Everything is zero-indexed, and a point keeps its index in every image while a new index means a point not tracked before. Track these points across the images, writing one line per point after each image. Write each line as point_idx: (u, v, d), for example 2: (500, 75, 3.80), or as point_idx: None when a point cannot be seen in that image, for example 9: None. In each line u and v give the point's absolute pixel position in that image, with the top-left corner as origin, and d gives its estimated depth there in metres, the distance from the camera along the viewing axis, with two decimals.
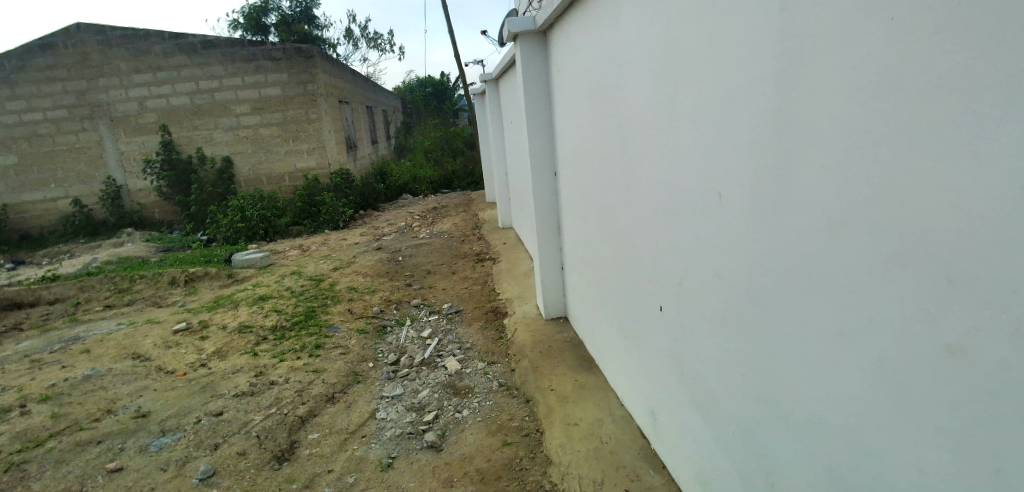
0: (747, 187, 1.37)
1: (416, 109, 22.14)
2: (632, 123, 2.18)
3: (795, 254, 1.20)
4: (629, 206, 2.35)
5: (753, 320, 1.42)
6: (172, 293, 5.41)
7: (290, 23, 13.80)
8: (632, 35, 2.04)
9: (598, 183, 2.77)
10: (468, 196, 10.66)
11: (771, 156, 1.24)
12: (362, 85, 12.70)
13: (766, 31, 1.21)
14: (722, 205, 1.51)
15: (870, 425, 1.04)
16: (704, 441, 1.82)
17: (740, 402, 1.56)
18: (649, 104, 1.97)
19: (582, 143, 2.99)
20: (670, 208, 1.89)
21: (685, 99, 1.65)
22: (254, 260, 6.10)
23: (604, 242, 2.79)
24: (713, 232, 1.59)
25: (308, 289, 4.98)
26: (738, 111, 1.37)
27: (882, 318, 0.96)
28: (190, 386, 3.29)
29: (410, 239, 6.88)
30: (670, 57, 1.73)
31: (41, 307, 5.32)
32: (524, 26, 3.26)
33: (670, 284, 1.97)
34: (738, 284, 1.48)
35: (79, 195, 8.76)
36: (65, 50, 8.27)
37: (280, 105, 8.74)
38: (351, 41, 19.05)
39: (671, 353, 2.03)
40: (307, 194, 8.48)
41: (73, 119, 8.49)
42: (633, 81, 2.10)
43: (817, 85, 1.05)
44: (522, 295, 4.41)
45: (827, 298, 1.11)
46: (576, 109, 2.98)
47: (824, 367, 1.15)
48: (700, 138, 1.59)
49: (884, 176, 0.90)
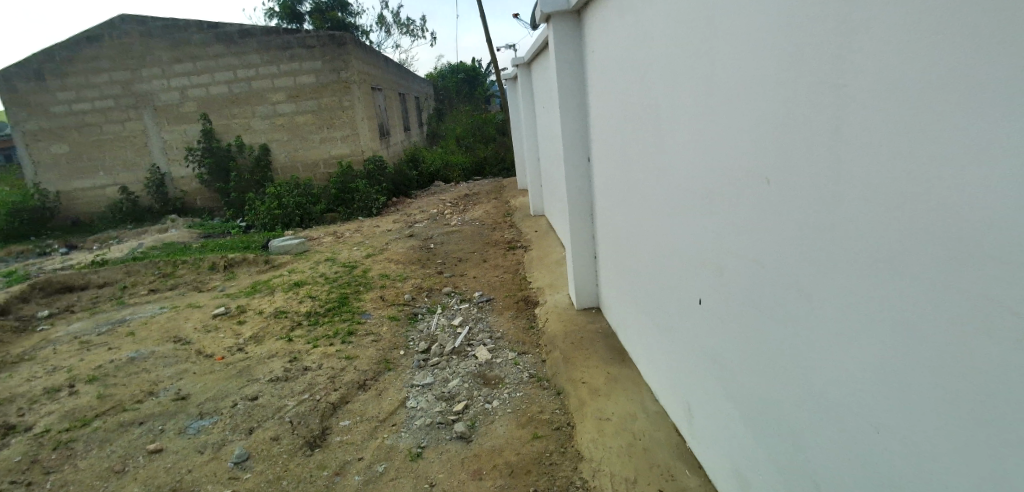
0: (750, 185, 1.42)
1: (449, 96, 22.16)
2: (650, 123, 2.24)
3: (799, 255, 1.22)
4: (649, 206, 2.40)
5: (757, 319, 1.48)
6: (212, 278, 5.57)
7: (323, 10, 13.96)
8: (649, 36, 2.11)
9: (623, 177, 2.77)
10: (500, 182, 10.58)
11: (771, 154, 1.28)
12: (395, 71, 12.73)
13: (785, 27, 1.16)
14: (730, 200, 1.54)
15: (881, 432, 1.00)
16: (726, 444, 1.81)
17: (749, 398, 1.59)
18: (663, 103, 2.03)
19: (609, 136, 2.98)
20: (686, 208, 1.93)
21: (694, 102, 1.72)
22: (289, 246, 6.21)
23: (631, 238, 2.75)
24: (719, 232, 1.65)
25: (342, 275, 5.03)
26: (740, 115, 1.42)
27: (882, 319, 0.95)
28: (227, 370, 3.37)
29: (442, 226, 6.87)
30: (680, 60, 1.80)
31: (91, 290, 5.57)
32: (557, 6, 3.16)
33: (683, 281, 2.03)
34: (744, 282, 1.53)
35: (126, 183, 9.12)
36: (110, 42, 8.55)
37: (315, 93, 8.83)
38: (384, 27, 19.14)
39: (689, 349, 2.05)
40: (341, 181, 8.59)
41: (119, 109, 8.80)
42: (650, 81, 2.18)
43: (826, 85, 1.03)
44: (554, 283, 4.32)
45: (821, 298, 1.15)
46: (603, 106, 2.98)
47: (824, 364, 1.17)
48: (701, 137, 1.69)
49: (887, 177, 0.89)
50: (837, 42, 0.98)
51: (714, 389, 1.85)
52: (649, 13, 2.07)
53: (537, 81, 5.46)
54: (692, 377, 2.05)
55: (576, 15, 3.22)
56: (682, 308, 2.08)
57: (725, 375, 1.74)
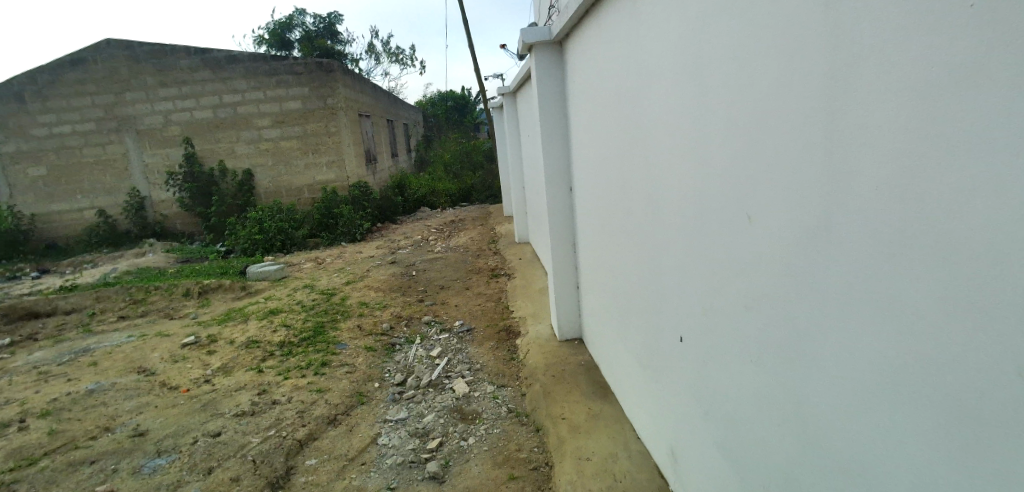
0: (743, 187, 1.36)
1: (437, 123, 22.36)
2: (638, 129, 2.20)
3: (789, 256, 1.18)
4: (635, 215, 2.36)
5: (745, 321, 1.44)
6: (185, 305, 5.41)
7: (312, 37, 14.10)
8: (639, 41, 2.07)
9: (609, 194, 2.75)
10: (486, 209, 10.57)
11: (766, 155, 1.23)
12: (383, 98, 12.82)
13: (782, 42, 1.13)
14: (723, 204, 1.48)
15: (873, 441, 0.97)
16: (708, 457, 1.75)
17: (734, 407, 1.54)
18: (653, 112, 2.01)
19: (594, 155, 2.95)
20: (673, 217, 1.89)
21: (686, 106, 1.67)
22: (268, 273, 6.07)
23: (618, 259, 2.70)
24: (707, 239, 1.60)
25: (318, 303, 4.89)
26: (735, 117, 1.38)
27: (873, 324, 0.93)
28: (190, 404, 3.20)
29: (425, 253, 6.79)
30: (672, 63, 1.76)
31: (57, 317, 5.37)
32: (539, 36, 3.16)
33: (674, 295, 1.96)
34: (733, 289, 1.48)
35: (104, 206, 8.94)
36: (94, 65, 8.48)
37: (301, 118, 8.82)
38: (373, 54, 19.40)
39: (675, 360, 2.00)
40: (326, 207, 8.51)
41: (101, 132, 8.68)
42: (640, 88, 2.13)
43: (819, 93, 1.02)
44: (537, 313, 4.24)
45: (815, 301, 1.10)
46: (588, 126, 2.96)
47: (815, 368, 1.13)
48: (694, 142, 1.64)
49: (881, 178, 0.87)
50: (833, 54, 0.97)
51: (702, 407, 1.76)
52: (639, 18, 2.03)
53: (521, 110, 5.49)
54: (680, 394, 1.96)
55: (559, 44, 3.23)
56: (672, 322, 2.00)
57: (715, 391, 1.65)
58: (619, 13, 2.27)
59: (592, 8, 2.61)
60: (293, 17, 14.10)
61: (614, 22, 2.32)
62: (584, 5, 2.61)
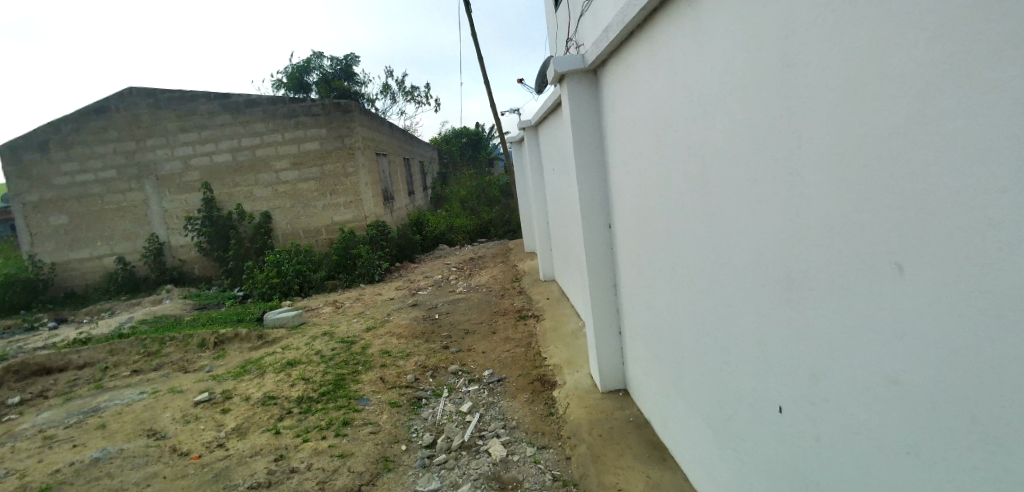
0: (783, 194, 1.38)
1: (453, 159, 22.46)
2: (675, 151, 2.12)
3: (814, 255, 1.27)
4: (659, 232, 2.43)
5: (783, 324, 1.47)
6: (200, 357, 5.18)
7: (329, 80, 14.44)
8: (692, 59, 1.87)
9: (636, 216, 2.75)
10: (506, 245, 10.32)
11: (816, 159, 1.22)
12: (400, 137, 12.89)
13: (820, 48, 1.16)
14: (766, 213, 1.48)
15: (899, 430, 1.07)
16: (733, 455, 1.89)
17: (763, 413, 1.64)
18: (714, 136, 1.75)
19: (622, 182, 2.87)
20: (746, 246, 1.63)
21: (761, 119, 1.45)
22: (286, 319, 5.86)
23: (656, 289, 2.59)
24: (745, 251, 1.64)
25: (338, 353, 4.61)
26: (779, 130, 1.36)
27: (896, 325, 1.03)
28: (202, 473, 2.92)
29: (447, 294, 6.54)
30: (715, 78, 1.70)
31: (70, 371, 5.18)
32: (571, 65, 2.98)
33: (712, 308, 1.95)
34: (768, 296, 1.53)
35: (124, 253, 8.91)
36: (117, 114, 8.57)
37: (319, 160, 8.77)
38: (389, 94, 19.70)
39: (702, 365, 2.09)
40: (343, 247, 8.36)
41: (122, 179, 8.73)
42: (690, 106, 1.92)
43: (851, 97, 1.08)
44: (573, 359, 3.91)
45: (860, 297, 1.13)
46: (618, 155, 2.84)
47: (847, 365, 1.21)
48: (742, 155, 1.58)
49: (903, 179, 0.96)
50: (866, 55, 1.02)
51: (739, 419, 1.81)
52: (693, 35, 1.82)
53: (546, 144, 5.30)
54: (715, 406, 2.00)
55: (593, 74, 3.03)
56: (710, 334, 2.00)
57: (755, 400, 1.69)
58: (656, 33, 2.16)
59: (630, 35, 2.44)
60: (311, 61, 14.47)
61: (659, 46, 2.14)
62: (622, 31, 2.41)
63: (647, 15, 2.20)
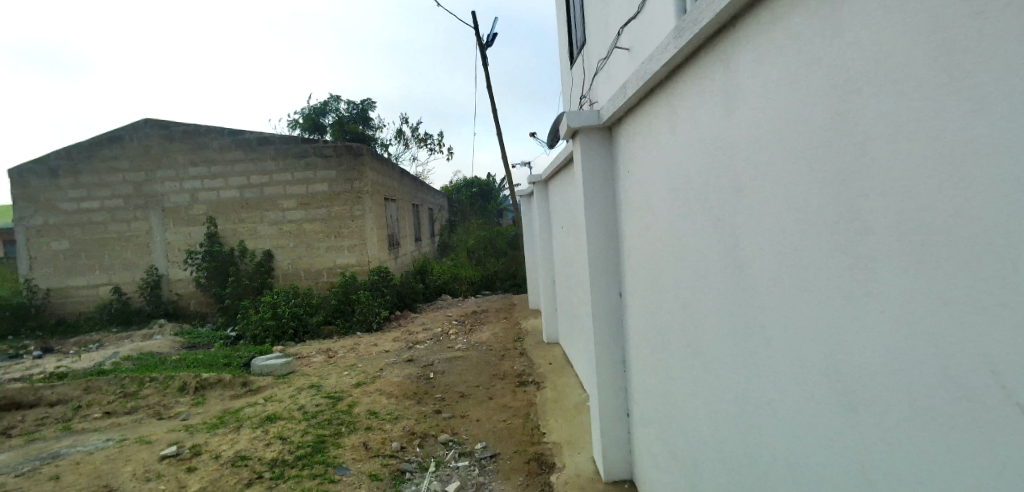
0: (824, 264, 1.16)
1: (462, 208, 22.61)
2: (694, 212, 1.93)
3: (854, 331, 1.08)
4: (671, 294, 2.24)
5: (812, 401, 1.26)
6: (178, 402, 4.88)
7: (344, 123, 14.80)
8: (715, 117, 1.69)
9: (648, 280, 2.53)
10: (509, 300, 10.05)
11: (857, 210, 1.03)
12: (410, 184, 12.97)
13: (846, 73, 1.05)
14: (802, 285, 1.26)
15: (889, 415, 1.00)
16: (724, 455, 1.82)
17: (764, 439, 1.53)
18: (741, 203, 1.55)
19: (634, 242, 2.67)
20: (779, 335, 1.39)
21: (790, 169, 1.26)
22: (273, 366, 5.58)
23: (664, 348, 2.37)
24: (779, 332, 1.39)
25: (322, 411, 4.30)
26: (820, 186, 1.15)
27: (909, 349, 0.93)
28: None
29: (444, 350, 6.24)
30: (739, 132, 1.53)
31: (39, 409, 4.89)
32: (586, 121, 2.85)
33: (733, 385, 1.71)
34: (802, 381, 1.29)
35: (121, 283, 8.76)
36: (131, 144, 8.64)
37: (326, 201, 8.73)
38: (403, 141, 20.15)
39: (709, 405, 1.94)
40: (343, 292, 8.18)
41: (128, 209, 8.70)
42: (714, 170, 1.73)
43: (878, 122, 0.96)
44: (574, 438, 3.59)
45: (856, 297, 1.07)
46: (633, 217, 2.64)
47: (859, 392, 1.08)
48: (774, 223, 1.37)
49: (924, 202, 0.87)
50: (895, 77, 0.91)
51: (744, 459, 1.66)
52: (722, 93, 1.64)
53: (556, 201, 5.14)
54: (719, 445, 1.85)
55: (608, 131, 2.89)
56: (729, 411, 1.76)
57: (760, 436, 1.55)
58: (677, 88, 2.02)
59: (653, 92, 2.27)
60: (328, 104, 14.91)
61: (681, 105, 1.98)
62: (644, 86, 2.25)
63: (670, 72, 2.06)
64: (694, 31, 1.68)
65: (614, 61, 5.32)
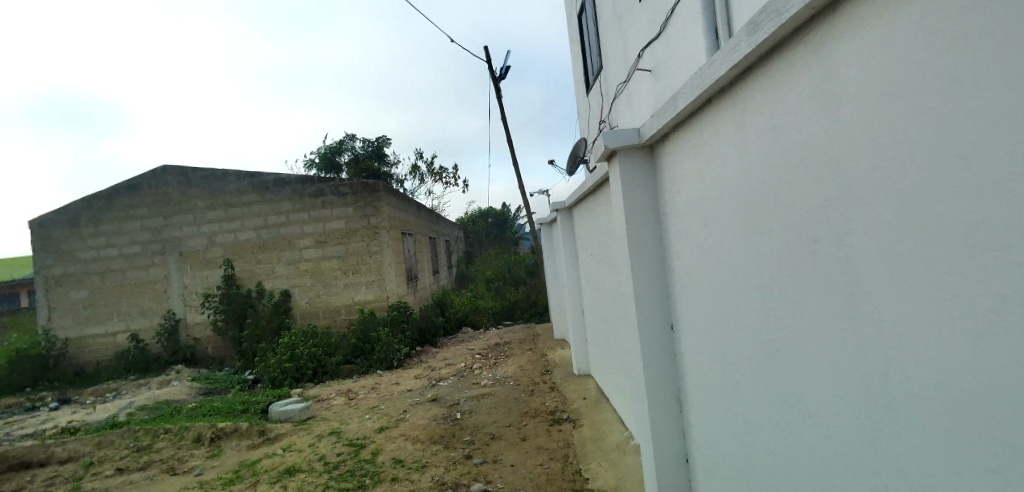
0: (875, 259, 1.17)
1: (480, 239, 22.45)
2: (767, 239, 1.62)
3: (897, 339, 1.14)
4: (728, 326, 1.98)
5: (856, 394, 1.30)
6: (193, 455, 4.64)
7: (360, 160, 14.90)
8: (802, 123, 1.40)
9: (703, 314, 2.21)
10: (533, 330, 9.67)
11: (912, 199, 1.04)
12: (427, 217, 12.85)
13: (920, 56, 0.99)
14: (908, 299, 1.09)
15: (910, 372, 1.11)
16: (745, 444, 1.96)
17: (786, 413, 1.64)
18: (833, 231, 1.30)
19: (685, 272, 2.36)
20: (862, 356, 1.26)
21: (906, 174, 1.05)
22: (291, 412, 5.32)
23: (710, 373, 2.20)
24: (873, 355, 1.22)
25: (344, 461, 4.00)
26: (890, 187, 1.10)
27: (957, 350, 0.99)
28: None
29: (470, 386, 5.92)
30: (839, 137, 1.25)
31: (50, 468, 4.67)
32: (626, 140, 2.57)
33: (790, 408, 1.61)
34: (854, 382, 1.30)
35: (139, 329, 8.66)
36: (149, 190, 8.65)
37: (343, 238, 8.56)
38: (419, 175, 20.22)
39: (740, 411, 1.97)
40: (362, 330, 7.93)
41: (146, 254, 8.66)
42: (796, 188, 1.45)
43: (936, 106, 0.97)
44: (622, 484, 3.23)
45: (876, 260, 1.17)
46: (683, 244, 2.32)
47: (918, 412, 1.10)
48: (888, 242, 1.12)
49: (1011, 205, 0.85)
50: (983, 53, 0.87)
51: (767, 435, 1.79)
52: (806, 104, 1.37)
53: (584, 227, 4.89)
54: (742, 428, 1.97)
55: (650, 149, 2.61)
56: (761, 410, 1.80)
57: (783, 414, 1.66)
58: (736, 102, 1.74)
59: (704, 106, 1.99)
60: (343, 142, 15.06)
61: (744, 118, 1.69)
62: (693, 101, 1.97)
63: (727, 84, 1.78)
64: (777, 25, 1.37)
65: (636, 81, 5.11)
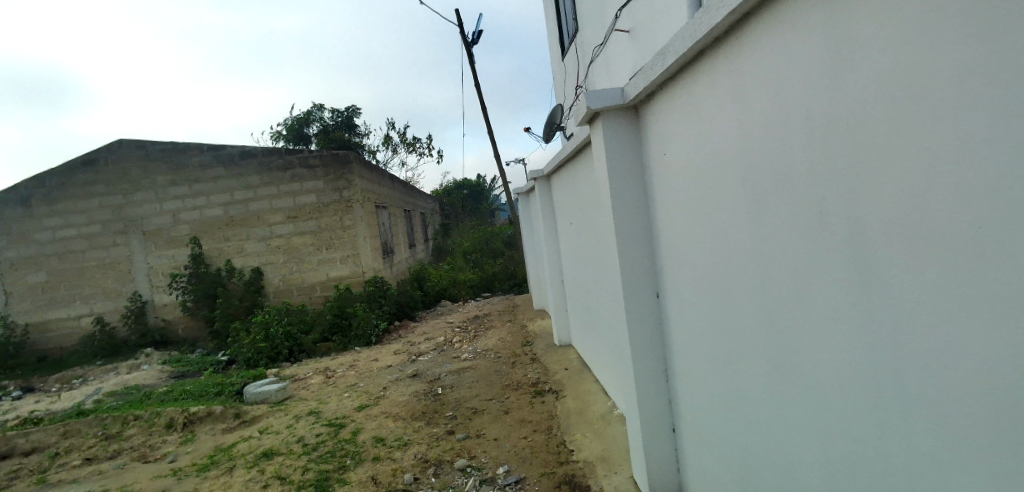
0: (898, 227, 1.08)
1: (456, 211, 22.26)
2: (768, 203, 1.53)
3: (922, 313, 1.06)
4: (723, 296, 1.91)
5: (871, 369, 1.23)
6: (166, 441, 4.48)
7: (329, 131, 14.41)
8: (807, 76, 1.29)
9: (694, 285, 2.15)
10: (513, 301, 9.66)
11: (946, 163, 0.94)
12: (402, 190, 12.59)
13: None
14: (936, 271, 1.00)
15: (937, 349, 1.03)
16: (743, 419, 1.90)
17: (789, 387, 1.59)
18: (844, 195, 1.22)
19: (674, 240, 2.28)
20: (876, 330, 1.19)
21: (938, 135, 0.95)
22: (268, 393, 5.17)
23: (703, 346, 2.14)
24: (891, 329, 1.15)
25: (324, 441, 3.92)
26: (918, 149, 1.00)
27: (995, 327, 0.90)
28: None
29: (451, 360, 5.86)
30: (851, 91, 1.15)
31: (13, 460, 4.46)
32: (609, 101, 2.44)
33: (797, 382, 1.54)
34: (869, 357, 1.23)
35: (103, 313, 8.31)
36: (104, 167, 8.16)
37: (315, 213, 8.30)
38: (392, 146, 19.75)
39: (738, 386, 1.90)
40: (339, 306, 7.76)
41: (105, 235, 8.24)
42: (800, 146, 1.35)
43: (979, 56, 0.86)
44: (607, 455, 3.22)
45: (900, 231, 1.07)
46: (673, 212, 2.23)
47: (945, 392, 1.03)
48: (912, 209, 1.04)
49: None
50: None
51: (766, 408, 1.74)
52: (817, 51, 1.24)
53: (563, 195, 4.78)
54: (738, 402, 1.92)
55: (633, 110, 2.49)
56: (761, 383, 1.75)
57: (786, 388, 1.60)
58: (734, 52, 1.60)
59: (693, 61, 1.87)
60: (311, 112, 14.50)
61: (741, 72, 1.58)
62: (683, 56, 1.85)
63: (723, 32, 1.63)
64: None
65: (614, 43, 4.94)
